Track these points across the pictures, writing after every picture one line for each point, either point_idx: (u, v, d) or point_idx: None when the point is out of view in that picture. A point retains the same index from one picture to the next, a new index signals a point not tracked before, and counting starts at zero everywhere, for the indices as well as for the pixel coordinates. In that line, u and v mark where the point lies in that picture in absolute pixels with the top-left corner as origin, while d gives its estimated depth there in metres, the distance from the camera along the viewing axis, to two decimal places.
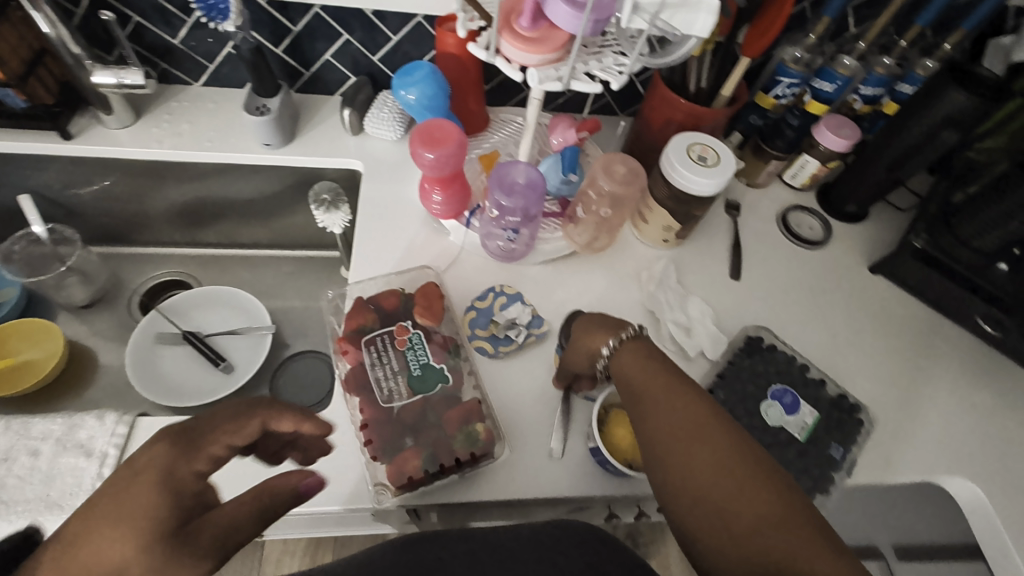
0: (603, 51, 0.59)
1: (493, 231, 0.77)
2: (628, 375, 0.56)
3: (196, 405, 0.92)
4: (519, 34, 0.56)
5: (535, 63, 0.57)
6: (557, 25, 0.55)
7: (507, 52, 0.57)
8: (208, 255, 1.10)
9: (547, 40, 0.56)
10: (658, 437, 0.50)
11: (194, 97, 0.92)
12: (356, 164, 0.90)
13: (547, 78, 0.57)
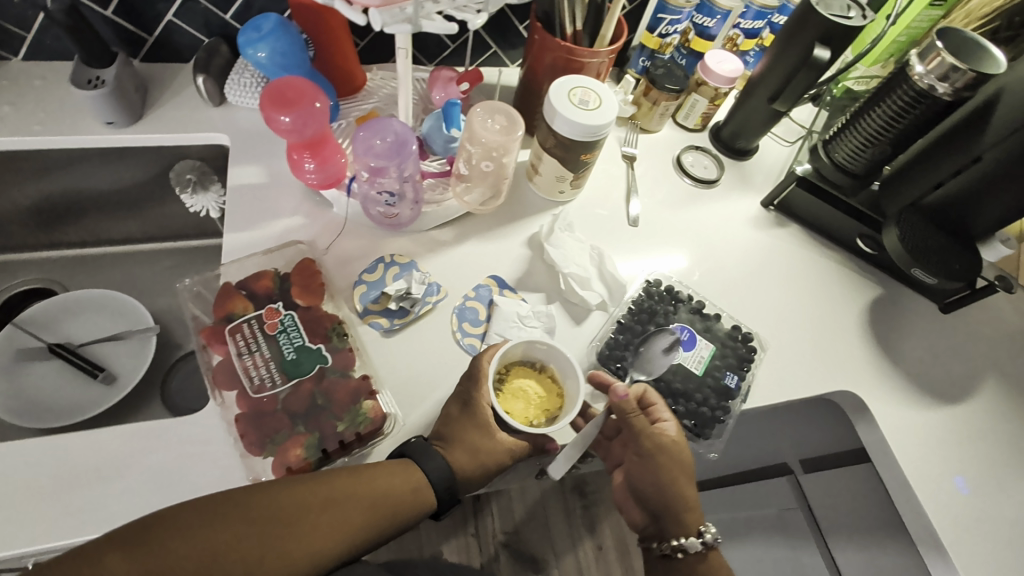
0: None
1: (370, 197, 0.72)
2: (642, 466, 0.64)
3: (75, 423, 0.82)
4: None
5: (376, 3, 0.51)
6: None
7: None
8: (74, 256, 0.98)
9: None
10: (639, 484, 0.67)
11: (15, 75, 0.80)
12: (222, 138, 0.81)
13: (392, 21, 0.53)
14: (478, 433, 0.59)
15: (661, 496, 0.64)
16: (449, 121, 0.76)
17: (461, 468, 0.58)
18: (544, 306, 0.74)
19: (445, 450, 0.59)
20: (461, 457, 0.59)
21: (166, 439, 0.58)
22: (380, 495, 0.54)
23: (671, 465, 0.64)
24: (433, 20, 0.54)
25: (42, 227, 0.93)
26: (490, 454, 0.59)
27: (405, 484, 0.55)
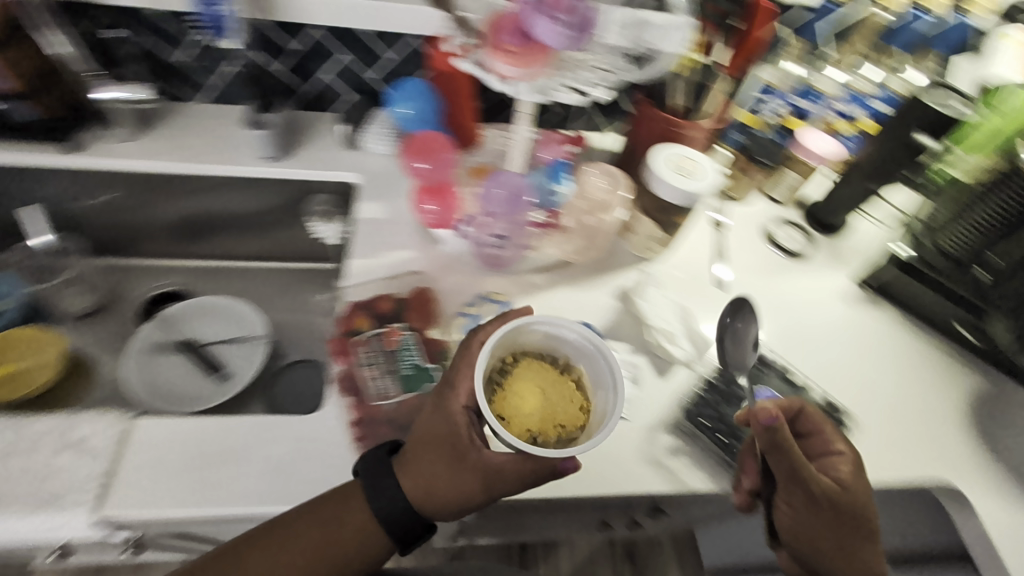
0: (580, 64, 0.62)
1: (481, 239, 0.80)
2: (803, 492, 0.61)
3: (190, 412, 0.92)
4: (507, 50, 0.59)
5: (521, 76, 0.60)
6: (541, 42, 0.59)
7: (496, 67, 0.60)
8: (207, 266, 1.12)
9: (532, 54, 0.60)
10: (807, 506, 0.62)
11: (196, 113, 0.95)
12: (351, 177, 0.93)
13: (532, 92, 0.61)
14: (433, 454, 0.57)
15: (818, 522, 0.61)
16: (554, 178, 0.83)
17: (410, 495, 0.57)
18: (630, 356, 0.77)
19: (400, 476, 0.58)
20: (409, 482, 0.57)
21: (284, 433, 0.64)
22: (338, 543, 0.57)
23: (861, 492, 0.61)
24: (562, 92, 0.61)
25: (187, 239, 1.08)
26: (447, 481, 0.56)
27: (355, 526, 0.57)
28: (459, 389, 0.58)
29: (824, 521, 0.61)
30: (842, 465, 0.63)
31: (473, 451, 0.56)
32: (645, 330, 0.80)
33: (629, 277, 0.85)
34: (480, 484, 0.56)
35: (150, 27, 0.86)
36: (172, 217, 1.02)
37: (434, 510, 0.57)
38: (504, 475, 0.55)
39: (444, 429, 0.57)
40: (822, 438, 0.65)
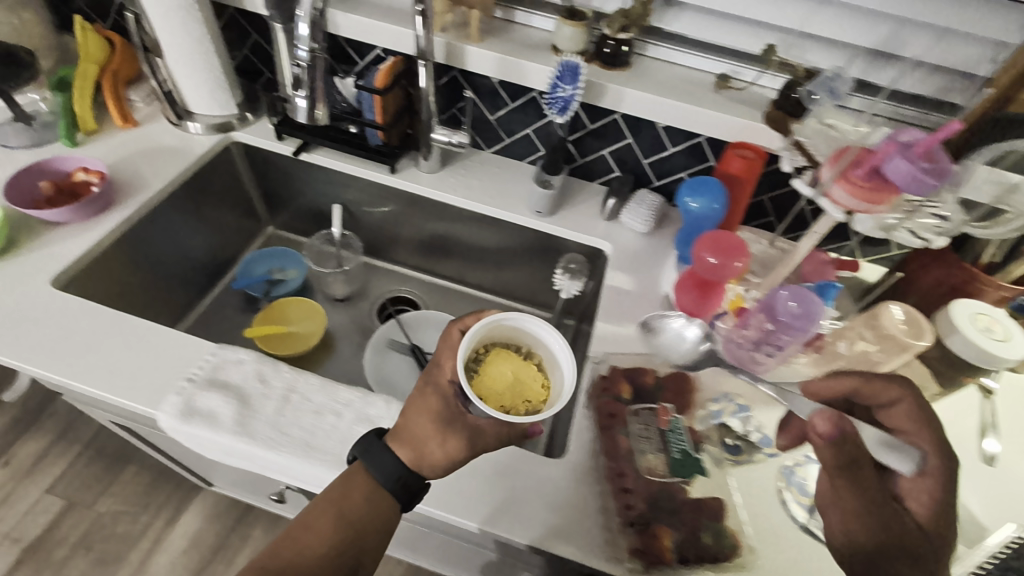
0: (920, 209, 0.64)
1: (749, 345, 0.76)
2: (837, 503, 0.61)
3: None
4: (855, 182, 0.62)
5: (862, 209, 0.63)
6: (893, 182, 0.61)
7: (836, 196, 0.63)
8: (436, 283, 1.25)
9: (879, 191, 0.62)
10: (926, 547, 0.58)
11: (483, 160, 1.11)
12: (605, 246, 1.01)
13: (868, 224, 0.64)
14: (426, 418, 0.64)
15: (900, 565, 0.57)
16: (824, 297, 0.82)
17: (405, 460, 0.63)
18: None
19: (395, 448, 0.64)
20: (407, 452, 0.64)
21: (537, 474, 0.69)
22: (349, 509, 0.62)
23: (934, 501, 0.59)
24: (903, 233, 0.66)
25: (430, 256, 1.22)
26: (438, 444, 0.63)
27: (358, 492, 0.63)
28: (445, 365, 0.66)
29: (870, 522, 0.58)
30: (920, 485, 0.60)
31: (461, 413, 0.64)
32: None
33: None
34: (466, 447, 0.63)
35: (483, 87, 1.01)
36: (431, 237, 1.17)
37: (429, 470, 0.63)
38: (487, 436, 0.63)
39: (435, 404, 0.65)
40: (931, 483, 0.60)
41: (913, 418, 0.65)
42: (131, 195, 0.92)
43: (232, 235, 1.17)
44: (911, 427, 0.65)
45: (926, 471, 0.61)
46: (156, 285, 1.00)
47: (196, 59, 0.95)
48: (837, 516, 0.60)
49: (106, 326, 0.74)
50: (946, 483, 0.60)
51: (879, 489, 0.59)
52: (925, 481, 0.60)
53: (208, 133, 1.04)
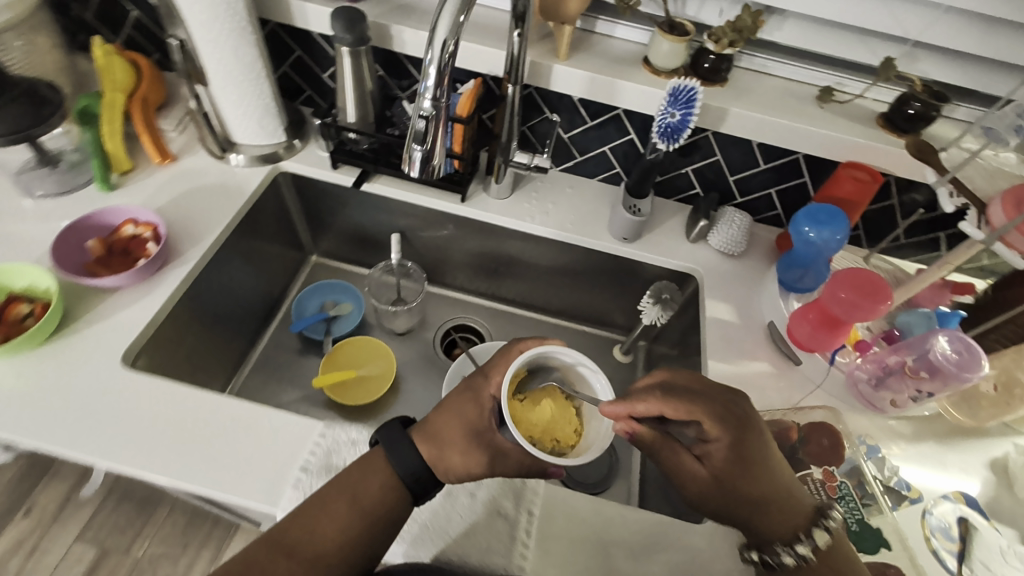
0: None
1: (889, 382, 0.76)
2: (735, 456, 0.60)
3: None
4: None
5: None
6: None
7: (1013, 239, 0.59)
8: (497, 308, 1.17)
9: None
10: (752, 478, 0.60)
11: (553, 180, 1.03)
12: (696, 272, 0.95)
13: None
14: (455, 423, 0.65)
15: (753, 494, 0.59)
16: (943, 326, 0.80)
17: (425, 455, 0.63)
18: (1023, 547, 0.71)
19: (417, 442, 0.64)
20: (428, 448, 0.64)
21: (686, 543, 0.65)
22: (363, 496, 0.61)
23: (739, 477, 0.59)
24: None
25: (486, 275, 1.12)
26: (462, 453, 0.63)
27: (375, 483, 0.62)
28: (493, 380, 0.66)
29: (735, 505, 0.59)
30: (714, 450, 0.59)
31: (489, 431, 0.64)
32: None
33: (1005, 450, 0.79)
34: (484, 464, 0.63)
35: (561, 107, 0.93)
36: (496, 262, 1.08)
37: (443, 475, 0.63)
38: (509, 459, 0.63)
39: (472, 413, 0.65)
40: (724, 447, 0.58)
41: (709, 396, 0.60)
42: (189, 247, 0.84)
43: (278, 272, 1.08)
44: (686, 407, 0.58)
45: (711, 439, 0.59)
46: (214, 338, 0.93)
47: (246, 87, 0.85)
48: (693, 492, 0.60)
49: (203, 409, 0.68)
50: (755, 457, 0.59)
51: (739, 477, 0.59)
52: (744, 463, 0.58)
53: (252, 165, 0.95)
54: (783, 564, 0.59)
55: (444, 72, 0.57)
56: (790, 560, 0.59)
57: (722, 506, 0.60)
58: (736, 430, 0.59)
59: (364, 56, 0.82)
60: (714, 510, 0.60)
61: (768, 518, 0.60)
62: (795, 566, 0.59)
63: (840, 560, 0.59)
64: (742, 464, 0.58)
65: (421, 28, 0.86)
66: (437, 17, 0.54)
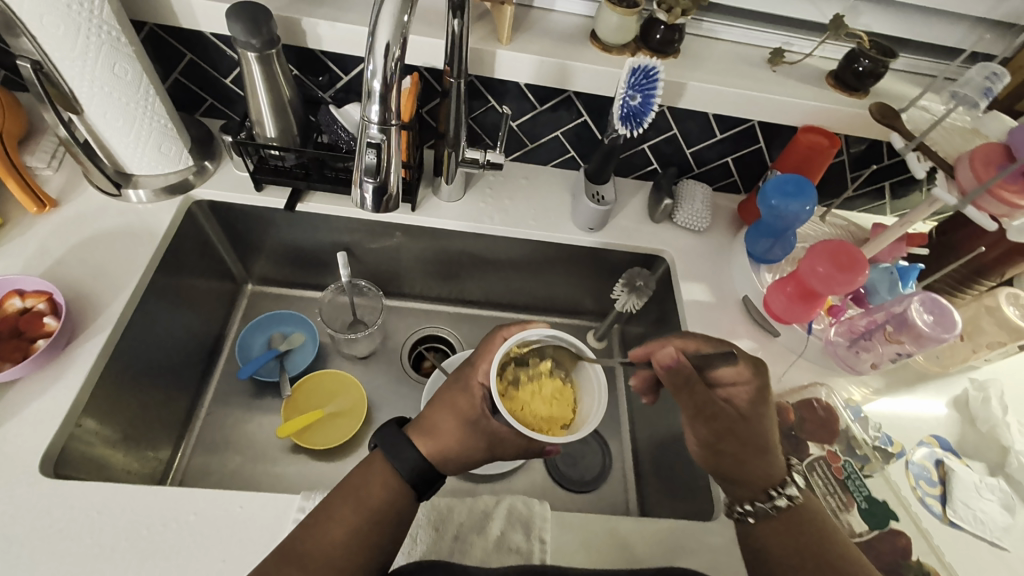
0: None
1: (865, 346, 0.78)
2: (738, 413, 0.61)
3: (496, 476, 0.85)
4: (1003, 188, 0.61)
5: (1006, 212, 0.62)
6: None
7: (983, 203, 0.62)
8: (462, 311, 1.08)
9: None
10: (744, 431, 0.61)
11: (505, 172, 0.96)
12: (664, 253, 0.92)
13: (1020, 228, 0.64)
14: (449, 415, 0.62)
15: (731, 446, 0.61)
16: (904, 280, 0.80)
17: (423, 451, 0.60)
18: (991, 478, 0.76)
19: (414, 437, 0.61)
20: (427, 443, 0.61)
21: (698, 544, 0.65)
22: (368, 497, 0.57)
23: (759, 417, 0.61)
24: None
25: (443, 279, 1.03)
26: (460, 442, 0.60)
27: (377, 482, 0.58)
28: (480, 367, 0.64)
29: (734, 447, 0.61)
30: (739, 392, 0.62)
31: (483, 419, 0.61)
32: (1005, 454, 0.78)
33: (965, 387, 0.84)
34: (483, 450, 0.61)
35: (507, 94, 0.85)
36: (455, 266, 1.00)
37: (444, 466, 0.60)
38: (507, 442, 0.61)
39: (464, 405, 0.62)
40: (742, 390, 0.62)
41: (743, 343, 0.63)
42: (98, 313, 0.72)
43: (212, 312, 0.95)
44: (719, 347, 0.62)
45: (739, 382, 0.62)
46: (150, 405, 0.81)
47: (131, 109, 0.70)
48: (707, 427, 0.61)
49: (158, 508, 0.60)
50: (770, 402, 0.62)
51: (747, 421, 0.61)
52: (763, 404, 0.61)
53: (157, 199, 0.82)
54: (771, 509, 0.59)
55: (391, 83, 0.50)
56: (770, 508, 0.59)
57: (729, 446, 0.61)
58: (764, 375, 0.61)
59: (275, 60, 0.70)
60: (723, 449, 0.61)
61: (752, 464, 0.61)
62: (767, 516, 0.59)
63: (810, 520, 0.58)
64: (762, 404, 0.61)
65: (336, 18, 0.74)
66: (377, 18, 0.48)
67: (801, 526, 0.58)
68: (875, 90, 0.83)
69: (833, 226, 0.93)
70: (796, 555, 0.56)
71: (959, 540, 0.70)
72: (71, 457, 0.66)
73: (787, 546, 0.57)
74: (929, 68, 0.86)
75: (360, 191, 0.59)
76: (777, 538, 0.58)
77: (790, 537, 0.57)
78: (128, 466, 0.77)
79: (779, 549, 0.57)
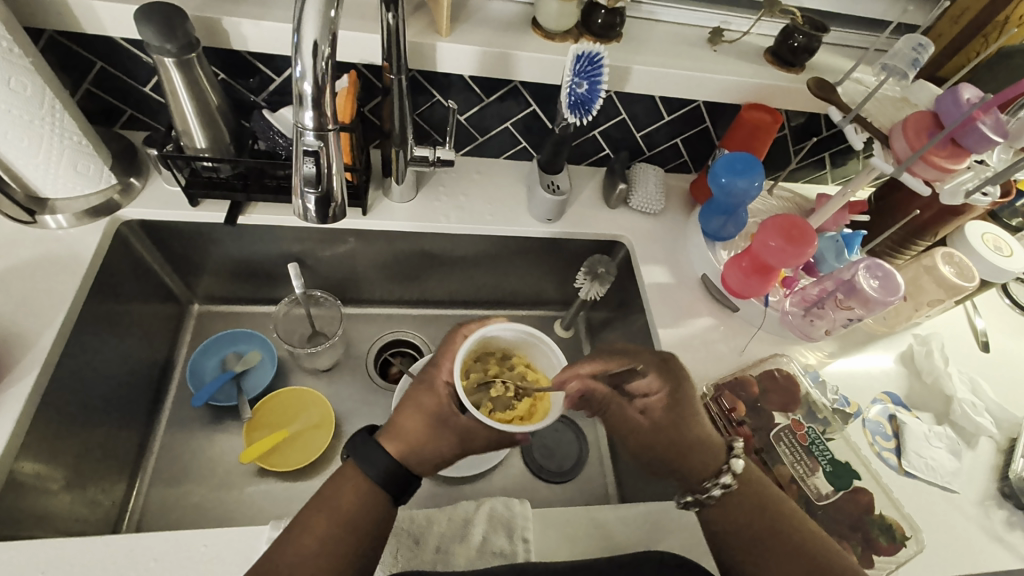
0: (972, 172, 0.67)
1: (817, 314, 0.80)
2: (666, 424, 0.61)
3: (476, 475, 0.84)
4: (934, 153, 0.64)
5: (937, 176, 0.66)
6: (964, 145, 0.64)
7: (917, 169, 0.66)
8: (425, 312, 1.06)
9: (953, 155, 0.65)
10: (683, 435, 0.61)
11: (458, 167, 0.94)
12: (622, 238, 0.92)
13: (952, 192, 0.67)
14: (415, 416, 0.60)
15: (675, 456, 0.61)
16: (849, 247, 0.83)
17: (393, 453, 0.58)
18: (938, 426, 0.81)
19: (383, 441, 0.59)
20: (395, 445, 0.59)
21: (677, 524, 0.66)
22: (340, 506, 0.55)
23: (678, 425, 0.61)
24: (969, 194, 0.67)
25: (403, 281, 1.00)
26: (429, 440, 0.59)
27: (345, 491, 0.56)
28: (444, 365, 0.62)
29: (675, 453, 0.61)
30: (654, 401, 0.63)
31: (452, 415, 0.59)
32: (950, 403, 0.83)
33: (911, 344, 0.89)
34: (455, 448, 0.59)
35: (452, 88, 0.83)
36: (413, 268, 0.97)
37: (417, 467, 0.59)
38: (479, 436, 0.59)
39: (430, 403, 0.60)
40: (660, 396, 0.63)
41: (644, 352, 0.65)
42: (22, 355, 0.66)
43: (156, 338, 0.89)
44: (624, 364, 0.64)
45: (651, 392, 0.64)
46: (94, 446, 0.75)
47: (36, 127, 0.64)
48: (632, 445, 0.63)
49: (111, 558, 0.55)
50: (691, 403, 0.63)
51: (680, 416, 0.62)
52: (683, 410, 0.62)
53: (79, 223, 0.75)
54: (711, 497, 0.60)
55: (323, 86, 0.47)
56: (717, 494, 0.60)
57: (661, 455, 0.62)
58: (674, 382, 0.63)
59: (197, 65, 0.65)
60: (659, 455, 0.62)
61: (693, 465, 0.61)
62: (721, 497, 0.60)
63: (756, 497, 0.61)
64: (682, 410, 0.62)
65: (261, 16, 0.69)
66: (302, 15, 0.44)
67: (754, 501, 0.60)
68: (811, 64, 0.86)
69: (781, 200, 0.96)
70: (748, 534, 0.59)
71: (914, 488, 0.75)
72: (3, 515, 0.60)
73: (738, 528, 0.59)
74: (859, 41, 0.89)
75: (302, 202, 0.55)
76: (727, 521, 0.60)
77: (745, 514, 0.60)
78: (75, 513, 0.72)
79: (733, 531, 0.59)
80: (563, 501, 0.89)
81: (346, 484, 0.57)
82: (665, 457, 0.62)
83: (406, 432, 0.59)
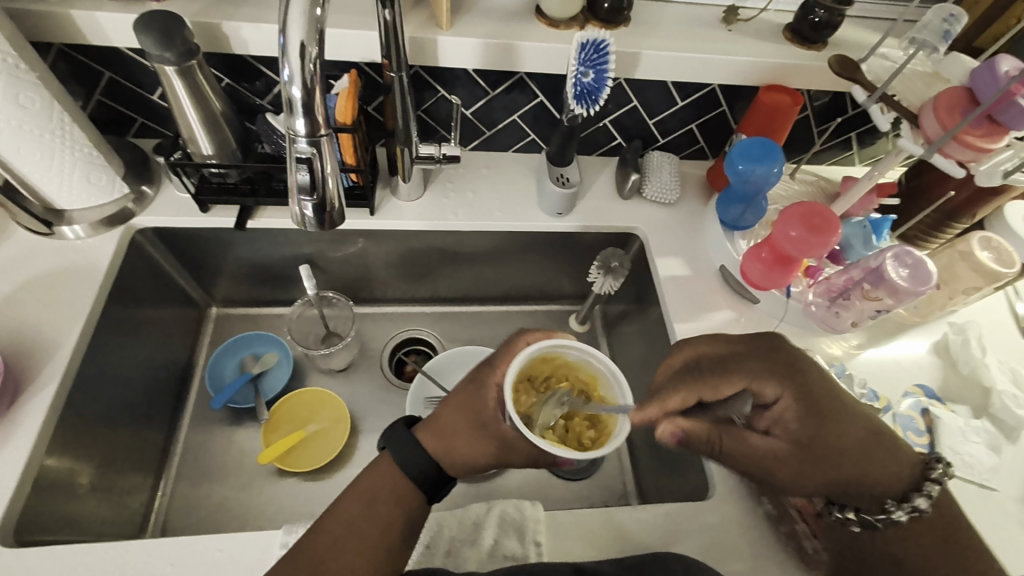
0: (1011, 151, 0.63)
1: (843, 310, 0.77)
2: (819, 431, 0.55)
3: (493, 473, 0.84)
4: (967, 132, 0.60)
5: (970, 156, 0.62)
6: (1003, 123, 0.59)
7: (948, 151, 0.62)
8: (439, 309, 1.05)
9: (988, 135, 0.60)
10: (836, 448, 0.55)
11: (467, 163, 0.92)
12: (636, 229, 0.90)
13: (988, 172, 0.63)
14: (457, 414, 0.58)
15: (854, 472, 0.55)
16: (876, 233, 0.79)
17: (428, 447, 0.57)
18: (976, 421, 0.77)
19: (421, 436, 0.58)
20: (433, 441, 0.57)
21: (696, 525, 0.64)
22: (356, 504, 0.55)
23: (820, 435, 0.55)
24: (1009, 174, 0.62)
25: (415, 279, 0.99)
26: (466, 442, 0.57)
27: (365, 495, 0.56)
28: (498, 368, 0.59)
29: (830, 467, 0.55)
30: (785, 414, 0.56)
31: (493, 422, 0.57)
32: (987, 395, 0.79)
33: (949, 335, 0.84)
34: (492, 457, 0.57)
35: (456, 82, 0.81)
36: (425, 265, 0.96)
37: (450, 469, 0.57)
38: (517, 450, 0.56)
39: (476, 403, 0.58)
40: (791, 407, 0.56)
41: (749, 361, 0.57)
42: (45, 361, 0.68)
43: (176, 343, 0.91)
44: (731, 378, 0.56)
45: (774, 404, 0.56)
46: (117, 449, 0.77)
47: (48, 141, 0.65)
48: (781, 476, 0.55)
49: (131, 564, 0.57)
50: (827, 405, 0.56)
51: (846, 412, 0.56)
52: (819, 416, 0.55)
53: (94, 233, 0.76)
54: (893, 520, 0.56)
55: (313, 89, 0.46)
56: (901, 515, 0.56)
57: (818, 477, 0.55)
58: (795, 384, 0.56)
59: (198, 72, 0.65)
60: (818, 476, 0.55)
61: (871, 474, 0.56)
62: (909, 519, 0.56)
63: (947, 506, 0.57)
64: (817, 416, 0.55)
65: (259, 18, 0.68)
66: (287, 16, 0.43)
67: (937, 518, 0.57)
68: (834, 40, 0.81)
69: (804, 185, 0.91)
70: (932, 559, 0.55)
71: (949, 486, 0.71)
72: (33, 519, 0.63)
73: (936, 542, 0.56)
74: (885, 12, 0.84)
75: (298, 209, 0.54)
76: (908, 542, 0.56)
77: (927, 536, 0.56)
78: (101, 515, 0.74)
79: (931, 548, 0.55)
80: (580, 498, 0.88)
81: (366, 482, 0.57)
82: (825, 478, 0.55)
83: (441, 431, 0.58)
